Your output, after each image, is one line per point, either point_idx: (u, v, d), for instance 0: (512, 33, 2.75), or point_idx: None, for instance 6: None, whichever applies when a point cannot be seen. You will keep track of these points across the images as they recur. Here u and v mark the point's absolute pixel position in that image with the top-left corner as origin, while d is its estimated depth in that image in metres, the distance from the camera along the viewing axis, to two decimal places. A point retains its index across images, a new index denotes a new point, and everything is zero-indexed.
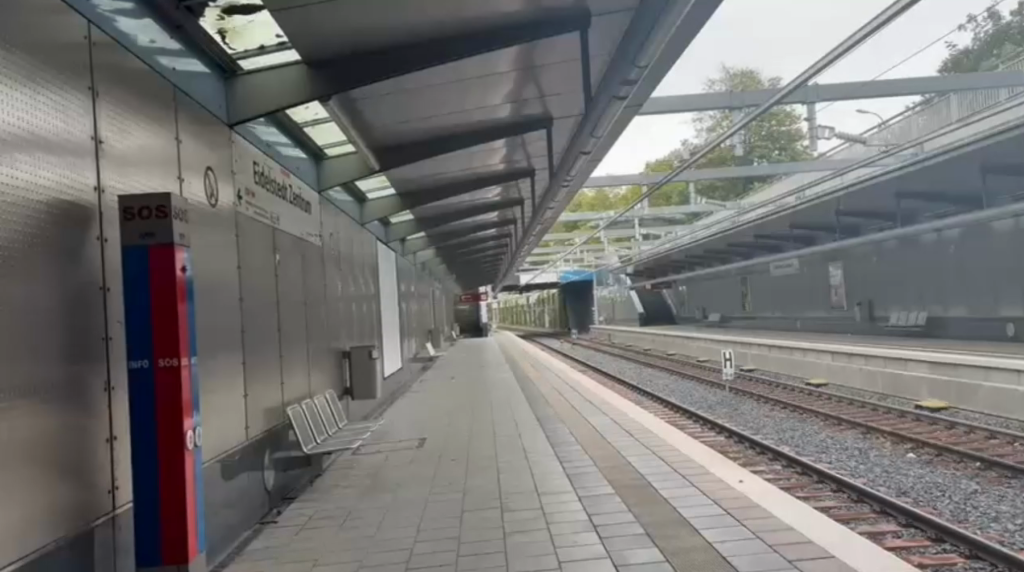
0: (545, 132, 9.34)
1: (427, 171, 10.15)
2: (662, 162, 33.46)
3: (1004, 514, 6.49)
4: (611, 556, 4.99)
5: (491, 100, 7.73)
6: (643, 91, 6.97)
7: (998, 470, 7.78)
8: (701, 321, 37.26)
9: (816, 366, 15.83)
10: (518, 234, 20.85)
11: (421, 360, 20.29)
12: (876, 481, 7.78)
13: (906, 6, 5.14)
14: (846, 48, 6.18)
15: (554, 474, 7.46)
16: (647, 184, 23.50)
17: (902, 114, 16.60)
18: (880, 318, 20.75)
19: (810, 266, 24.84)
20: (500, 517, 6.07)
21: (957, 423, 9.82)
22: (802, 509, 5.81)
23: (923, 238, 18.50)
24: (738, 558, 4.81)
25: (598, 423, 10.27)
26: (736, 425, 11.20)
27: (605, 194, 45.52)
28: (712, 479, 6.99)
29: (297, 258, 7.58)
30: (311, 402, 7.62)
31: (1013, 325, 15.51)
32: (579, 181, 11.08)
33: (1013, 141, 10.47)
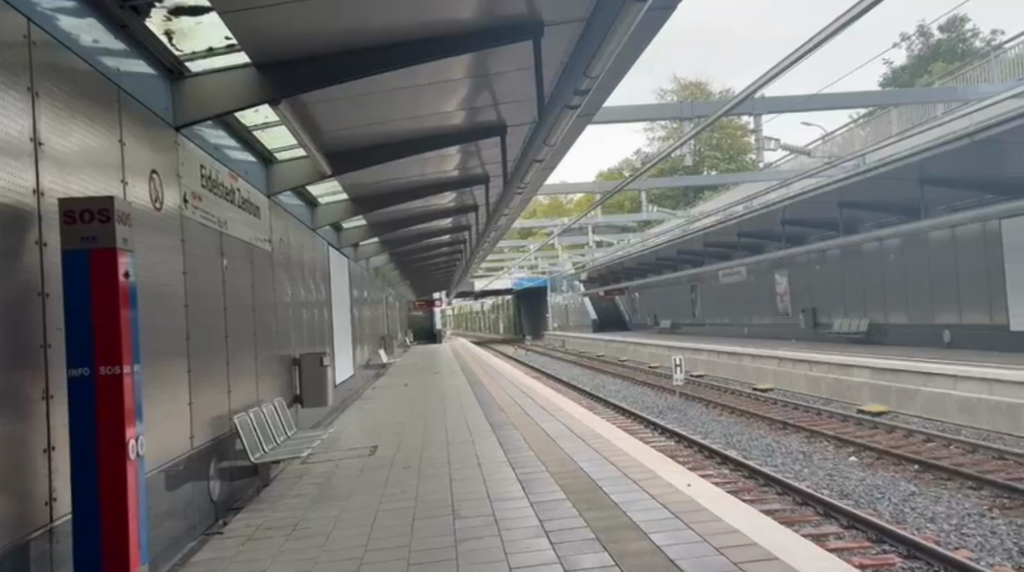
0: (499, 139, 9.36)
1: (380, 176, 10.10)
2: (613, 170, 33.78)
3: (940, 515, 6.74)
4: (561, 561, 5.04)
5: (445, 107, 7.73)
6: (595, 101, 7.06)
7: (935, 472, 8.08)
8: (652, 327, 37.77)
9: (762, 371, 16.24)
10: (472, 241, 20.78)
11: (374, 366, 20.08)
12: (820, 484, 8.00)
13: (848, 22, 5.37)
14: (797, 58, 6.40)
15: (507, 481, 7.47)
16: (600, 192, 23.65)
17: (845, 126, 17.06)
18: (824, 324, 21.33)
19: (756, 274, 25.43)
20: (450, 524, 6.06)
21: (896, 427, 10.15)
22: (747, 512, 5.95)
23: (864, 248, 19.11)
24: (684, 560, 4.91)
25: (550, 429, 10.32)
26: (686, 430, 11.38)
27: (558, 200, 45.69)
28: (660, 483, 7.09)
29: (245, 264, 7.46)
30: (260, 410, 7.52)
31: (949, 332, 16.16)
32: (532, 188, 11.14)
33: (947, 155, 10.79)
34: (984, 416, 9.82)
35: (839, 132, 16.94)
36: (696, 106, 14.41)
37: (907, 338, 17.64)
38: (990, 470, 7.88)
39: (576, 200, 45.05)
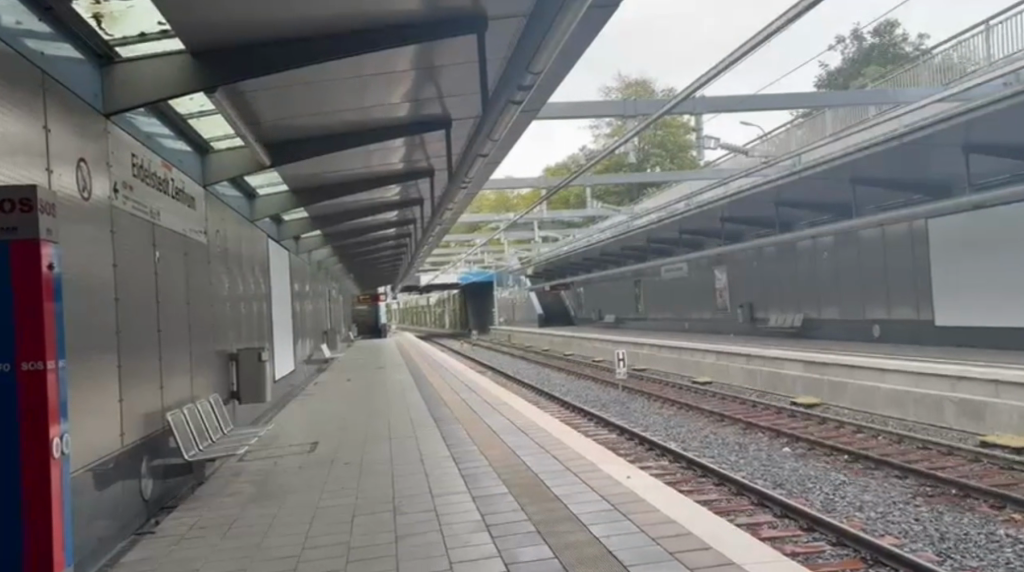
0: (444, 133, 9.30)
1: (322, 168, 9.93)
2: (559, 166, 33.98)
3: (867, 503, 7.01)
4: (502, 554, 5.07)
5: (388, 99, 7.64)
6: (540, 98, 7.08)
7: (863, 462, 8.40)
8: (597, 322, 38.20)
9: (702, 365, 16.58)
10: (417, 235, 20.64)
11: (316, 362, 19.79)
12: (754, 474, 8.24)
13: (787, 23, 5.51)
14: (738, 58, 6.54)
15: (448, 476, 7.46)
16: (545, 187, 23.74)
17: (782, 127, 17.51)
18: (761, 319, 21.88)
19: (697, 270, 25.96)
20: (391, 520, 6.03)
21: (828, 419, 10.51)
22: (683, 503, 6.08)
23: (799, 245, 19.69)
24: (622, 551, 5.00)
25: (493, 424, 10.35)
26: (627, 423, 11.54)
27: (505, 195, 45.71)
28: (601, 475, 7.19)
29: (180, 256, 7.25)
30: (194, 407, 7.32)
31: (879, 327, 16.80)
32: (477, 182, 11.12)
33: (877, 156, 11.18)
34: (910, 407, 10.24)
35: (777, 132, 17.37)
36: (639, 104, 14.58)
37: (839, 333, 18.25)
38: (915, 459, 8.22)
39: (522, 195, 45.14)
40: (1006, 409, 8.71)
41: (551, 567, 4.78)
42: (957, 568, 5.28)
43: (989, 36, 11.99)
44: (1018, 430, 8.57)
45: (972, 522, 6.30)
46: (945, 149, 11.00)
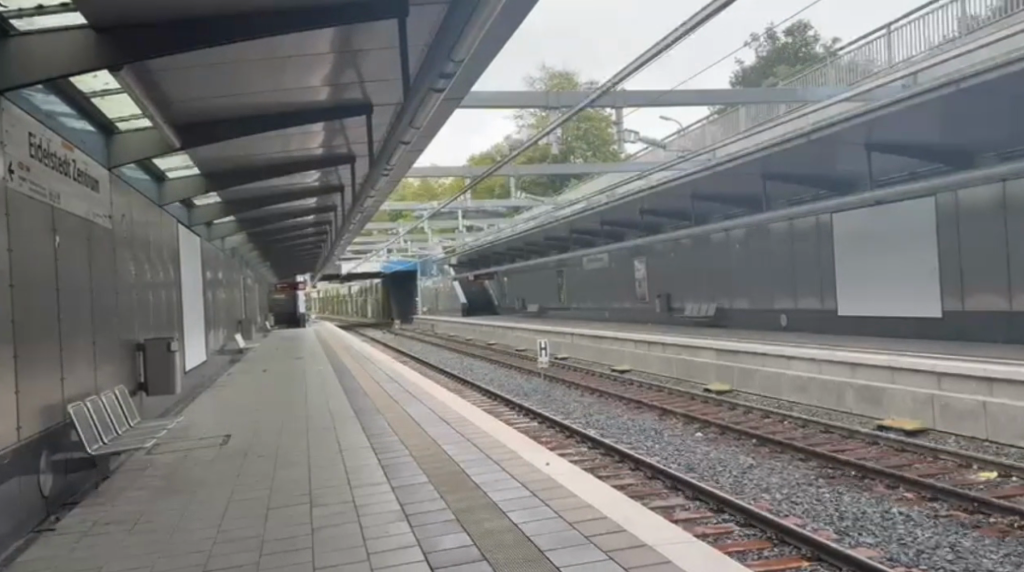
0: (365, 119, 9.13)
1: (236, 151, 9.61)
2: (483, 155, 33.97)
3: (772, 485, 7.36)
4: (420, 543, 5.07)
5: (307, 82, 7.45)
6: (462, 86, 7.04)
7: (769, 445, 8.80)
8: (520, 311, 38.54)
9: (621, 353, 16.97)
10: (337, 223, 20.26)
11: (230, 351, 19.22)
12: (668, 458, 8.52)
13: (706, 18, 5.64)
14: (659, 51, 6.67)
15: (367, 466, 7.40)
16: (469, 176, 23.66)
17: (699, 122, 18.03)
18: (677, 309, 22.50)
19: (618, 260, 26.49)
20: (307, 512, 5.93)
21: (738, 404, 10.96)
22: (599, 488, 6.23)
23: (714, 238, 20.36)
24: (539, 537, 5.09)
25: (416, 413, 10.29)
26: (548, 410, 11.72)
27: (429, 183, 45.36)
28: (521, 462, 7.28)
29: (82, 241, 6.89)
30: (98, 399, 7.00)
31: (786, 316, 17.57)
32: (399, 170, 10.99)
33: (785, 152, 11.68)
34: (814, 392, 10.79)
35: (694, 126, 17.87)
36: (562, 96, 14.72)
37: (750, 322, 18.99)
38: (817, 443, 8.66)
39: (446, 183, 44.88)
40: (900, 394, 9.29)
41: (468, 553, 4.83)
42: (854, 545, 5.61)
43: (890, 40, 12.64)
44: (911, 414, 9.15)
45: (868, 501, 6.71)
46: (849, 147, 11.54)
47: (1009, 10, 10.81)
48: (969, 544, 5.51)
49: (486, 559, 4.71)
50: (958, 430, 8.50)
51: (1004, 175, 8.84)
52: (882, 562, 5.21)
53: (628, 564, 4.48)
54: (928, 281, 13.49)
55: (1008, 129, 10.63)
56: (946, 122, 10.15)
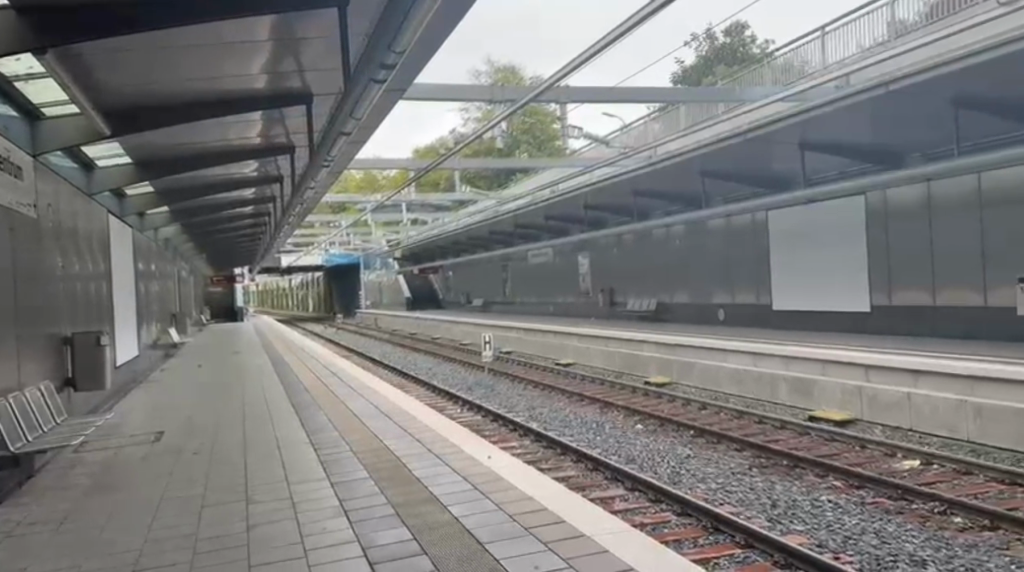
0: (305, 109, 8.95)
1: (171, 140, 9.32)
2: (428, 147, 33.75)
3: (708, 475, 7.54)
4: (358, 539, 5.03)
5: (245, 69, 7.26)
6: (404, 77, 6.96)
7: (706, 436, 9.01)
8: (465, 305, 38.50)
9: (564, 347, 17.11)
10: (277, 215, 19.85)
11: (164, 346, 18.65)
12: (609, 450, 8.66)
13: (645, 16, 5.74)
14: (600, 47, 6.74)
15: (306, 462, 7.29)
16: (413, 169, 23.47)
17: (641, 119, 18.28)
18: (620, 303, 22.83)
19: (562, 255, 26.69)
20: (243, 510, 5.82)
21: (677, 397, 11.18)
22: (540, 480, 6.27)
23: (655, 233, 20.70)
24: (480, 530, 5.10)
25: (358, 408, 10.17)
26: (491, 404, 11.75)
27: (372, 175, 44.80)
28: (462, 456, 7.28)
29: (3, 231, 6.57)
30: (21, 396, 6.72)
31: (724, 310, 18.01)
32: (341, 161, 10.82)
33: (724, 151, 11.94)
34: (749, 384, 11.10)
35: (636, 123, 18.11)
36: (506, 90, 14.72)
37: (690, 316, 19.39)
38: (752, 434, 8.90)
39: (390, 176, 44.41)
40: (830, 385, 9.62)
41: (407, 548, 4.81)
42: (785, 533, 5.79)
43: (824, 43, 13.02)
44: (840, 406, 9.50)
45: (799, 489, 6.93)
46: (784, 146, 11.86)
47: (934, 17, 11.26)
48: (892, 529, 5.75)
49: (425, 554, 4.70)
50: (883, 420, 8.85)
51: (925, 176, 9.26)
52: (811, 548, 5.40)
53: (566, 555, 4.52)
54: (858, 277, 13.99)
55: (933, 131, 11.09)
56: (876, 123, 10.53)
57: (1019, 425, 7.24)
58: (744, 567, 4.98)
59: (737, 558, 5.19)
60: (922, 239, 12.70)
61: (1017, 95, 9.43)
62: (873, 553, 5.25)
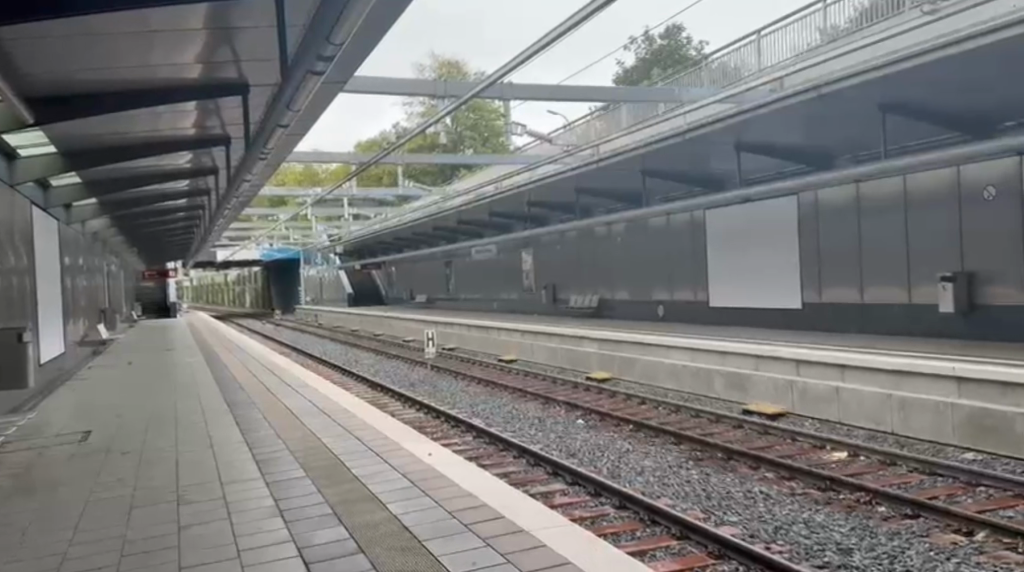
0: (242, 100, 8.73)
1: (100, 128, 8.97)
2: (370, 141, 33.31)
3: (646, 468, 7.67)
4: (295, 538, 4.95)
5: (179, 57, 7.04)
6: (343, 69, 6.85)
7: (645, 430, 9.17)
8: (408, 301, 38.25)
9: (508, 343, 17.16)
10: (212, 208, 19.32)
11: (92, 343, 17.94)
12: (549, 445, 8.73)
13: (586, 17, 5.80)
14: (542, 46, 6.77)
15: (240, 461, 7.12)
16: (355, 163, 23.13)
17: (583, 117, 18.44)
18: (562, 300, 23.01)
19: (505, 252, 26.74)
20: (173, 511, 5.65)
21: (617, 392, 11.34)
22: (480, 476, 6.28)
23: (597, 231, 20.93)
24: (419, 527, 5.07)
25: (296, 406, 10.00)
26: (433, 400, 11.70)
27: (313, 169, 44.02)
28: (402, 453, 7.23)
29: None
30: None
31: (663, 307, 18.34)
32: (279, 153, 10.59)
33: (664, 150, 12.15)
34: (687, 379, 11.36)
35: (578, 121, 18.26)
36: (450, 85, 14.63)
37: (630, 313, 19.69)
38: (689, 427, 9.10)
39: (332, 169, 43.71)
40: (764, 380, 9.92)
41: (344, 547, 4.75)
42: (719, 524, 5.93)
43: (760, 45, 13.34)
44: (773, 399, 9.80)
45: (732, 481, 7.12)
46: (722, 147, 12.13)
47: (863, 23, 11.67)
48: (821, 519, 5.95)
49: (362, 553, 4.64)
50: (813, 413, 9.18)
51: (853, 177, 9.60)
52: (744, 538, 5.54)
53: (505, 550, 4.54)
54: (791, 275, 14.44)
55: (863, 134, 11.50)
56: (809, 125, 10.86)
57: (938, 416, 7.62)
58: (680, 558, 5.08)
59: (673, 549, 5.29)
60: (851, 239, 13.17)
61: (939, 101, 9.86)
62: (802, 543, 5.42)
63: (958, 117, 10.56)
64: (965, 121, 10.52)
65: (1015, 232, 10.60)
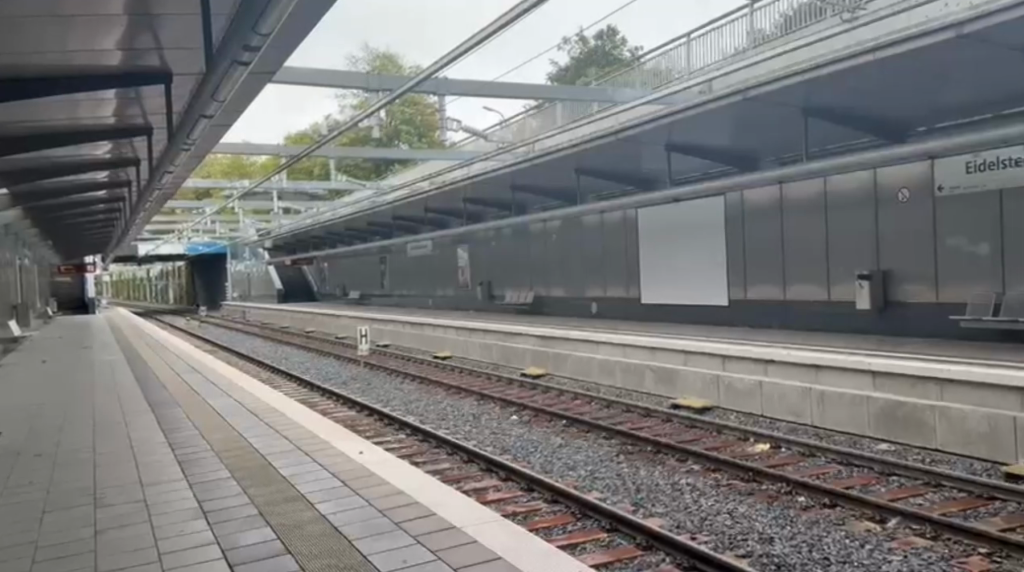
0: (164, 89, 8.41)
1: (10, 115, 8.50)
2: (302, 133, 32.60)
3: (578, 462, 7.77)
4: (219, 540, 4.82)
5: (98, 43, 6.74)
6: (271, 61, 6.70)
7: (578, 425, 9.28)
8: (341, 298, 37.69)
9: (442, 340, 17.12)
10: (133, 200, 18.54)
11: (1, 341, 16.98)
12: (483, 441, 8.75)
13: (521, 14, 5.83)
14: (478, 41, 6.78)
15: (162, 463, 6.87)
16: (285, 156, 22.58)
17: (519, 114, 18.50)
18: (498, 297, 23.08)
19: (440, 248, 26.63)
20: (89, 515, 5.42)
21: (551, 387, 11.45)
22: (411, 474, 6.24)
23: (532, 228, 21.07)
24: (349, 526, 5.01)
25: (222, 405, 9.72)
26: (366, 398, 11.57)
27: (242, 160, 42.80)
28: (333, 452, 7.12)
29: None
30: None
31: (596, 304, 18.60)
32: (205, 144, 10.26)
33: (598, 148, 12.29)
34: (619, 375, 11.59)
35: (514, 118, 18.30)
36: (383, 78, 14.44)
37: (565, 309, 19.90)
38: (619, 422, 9.26)
39: (261, 162, 42.60)
40: (692, 375, 10.19)
41: (271, 548, 4.66)
42: (647, 516, 6.06)
43: (689, 48, 13.65)
44: (701, 393, 10.08)
45: (661, 474, 7.28)
46: (654, 147, 12.37)
47: (787, 30, 12.08)
48: (744, 509, 6.15)
49: (290, 553, 4.56)
50: (738, 406, 9.49)
51: (778, 179, 9.92)
52: (671, 530, 5.68)
53: (436, 547, 4.54)
54: (719, 273, 14.85)
55: (787, 137, 11.91)
56: (736, 127, 11.18)
57: (854, 408, 7.98)
58: (610, 550, 5.17)
59: (603, 542, 5.38)
60: (775, 239, 13.62)
61: (858, 106, 10.29)
62: (726, 533, 5.58)
63: (876, 123, 11.05)
64: (882, 127, 11.01)
65: (927, 234, 11.16)
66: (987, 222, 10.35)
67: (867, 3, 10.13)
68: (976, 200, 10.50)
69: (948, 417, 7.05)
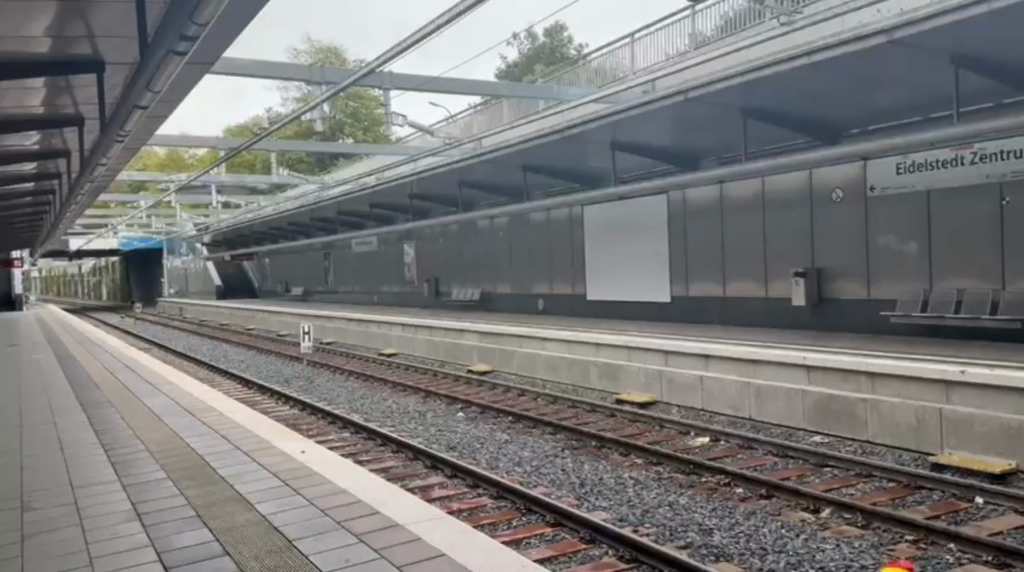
0: (94, 78, 8.11)
1: None
2: (242, 126, 31.88)
3: (523, 458, 7.82)
4: (155, 543, 4.69)
5: (25, 29, 6.46)
6: (207, 52, 6.55)
7: (523, 421, 9.33)
8: (283, 295, 37.02)
9: (388, 337, 16.98)
10: (62, 193, 17.82)
11: None
12: (429, 438, 8.72)
13: (466, 10, 5.83)
14: (424, 35, 6.73)
15: (94, 465, 6.63)
16: (225, 149, 22.03)
17: (465, 110, 18.47)
18: (444, 293, 23.00)
19: (386, 244, 26.40)
20: (15, 519, 5.20)
21: (496, 384, 11.48)
22: (354, 473, 6.17)
23: (479, 224, 21.07)
24: (290, 526, 4.94)
25: (157, 405, 9.44)
26: (309, 396, 11.40)
27: (179, 153, 41.59)
28: (274, 452, 6.99)
29: None
30: None
31: (543, 300, 18.72)
32: (139, 136, 9.94)
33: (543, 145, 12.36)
34: (564, 371, 11.69)
35: (460, 115, 18.27)
36: (326, 72, 14.23)
37: (511, 306, 19.96)
38: (565, 417, 9.34)
39: (200, 156, 41.50)
40: (636, 370, 10.35)
41: (209, 549, 4.56)
42: (591, 510, 6.14)
43: (633, 49, 13.83)
44: (644, 389, 10.25)
45: (605, 468, 7.38)
46: (599, 144, 12.50)
47: (727, 32, 12.35)
48: (685, 501, 6.29)
49: (227, 555, 4.46)
50: (679, 401, 9.68)
51: (718, 178, 10.14)
52: (614, 522, 5.78)
53: (379, 544, 4.51)
54: (662, 270, 15.10)
55: (728, 137, 12.18)
56: (679, 127, 11.38)
57: (790, 402, 8.22)
58: (554, 544, 5.21)
59: (547, 536, 5.43)
60: (717, 237, 13.92)
61: (795, 108, 10.60)
62: (668, 525, 5.70)
63: (813, 125, 11.39)
64: (818, 128, 11.35)
65: (860, 233, 11.56)
66: (916, 221, 10.78)
67: (803, 8, 10.44)
68: (905, 201, 10.92)
69: (878, 410, 7.32)
